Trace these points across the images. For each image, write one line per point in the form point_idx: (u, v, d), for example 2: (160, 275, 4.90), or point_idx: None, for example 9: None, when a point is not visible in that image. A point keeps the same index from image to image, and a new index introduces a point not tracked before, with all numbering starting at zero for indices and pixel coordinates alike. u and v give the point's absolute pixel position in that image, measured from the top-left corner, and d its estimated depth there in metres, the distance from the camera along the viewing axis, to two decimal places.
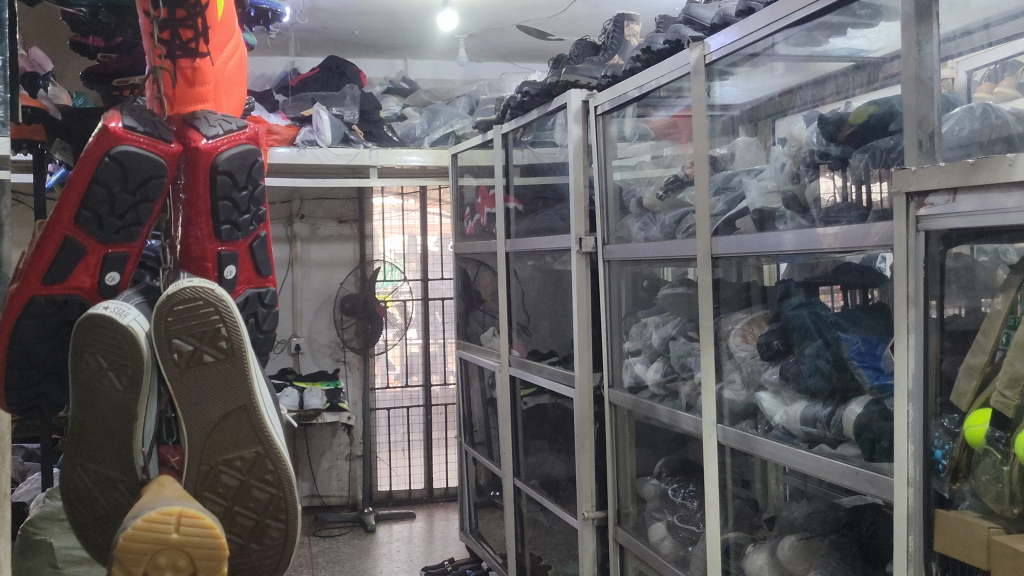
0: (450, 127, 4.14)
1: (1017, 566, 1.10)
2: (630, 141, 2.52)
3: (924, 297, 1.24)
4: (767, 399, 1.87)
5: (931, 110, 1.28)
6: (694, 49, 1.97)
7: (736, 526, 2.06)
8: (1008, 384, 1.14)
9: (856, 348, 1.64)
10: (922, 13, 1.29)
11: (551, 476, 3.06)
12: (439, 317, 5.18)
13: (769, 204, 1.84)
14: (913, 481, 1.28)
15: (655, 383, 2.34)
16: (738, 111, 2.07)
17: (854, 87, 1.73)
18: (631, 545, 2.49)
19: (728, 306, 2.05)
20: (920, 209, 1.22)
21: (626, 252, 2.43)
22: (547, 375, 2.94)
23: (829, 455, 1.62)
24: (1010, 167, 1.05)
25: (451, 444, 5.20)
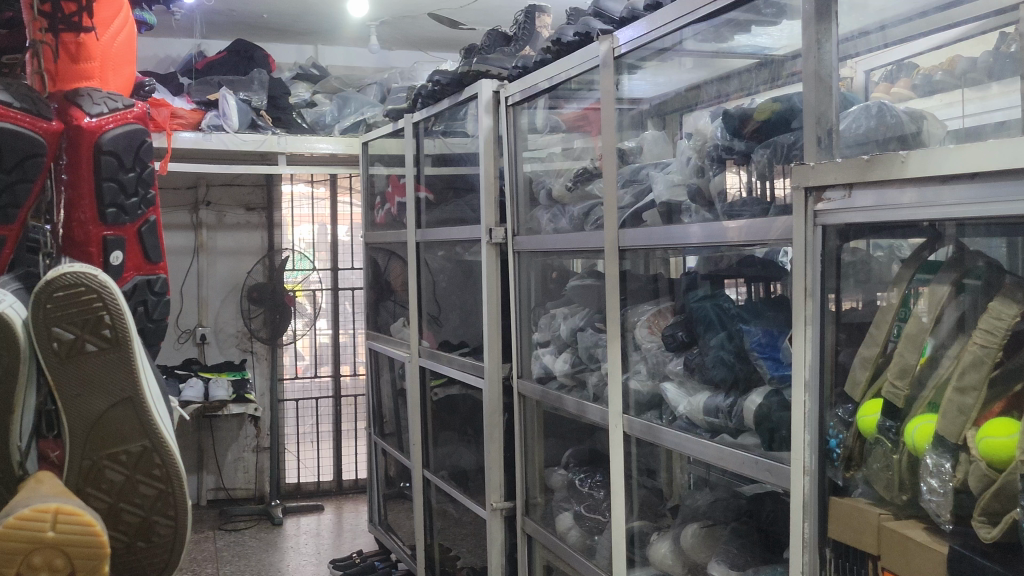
0: (360, 115, 4.09)
1: (904, 550, 1.14)
2: (540, 132, 2.51)
3: (821, 290, 1.27)
4: (671, 390, 1.90)
5: (830, 107, 1.31)
6: (603, 42, 2.00)
7: (641, 515, 2.09)
8: (899, 375, 1.17)
9: (757, 340, 1.67)
10: (822, 13, 1.32)
11: (460, 467, 3.06)
12: (349, 307, 5.13)
13: (675, 197, 1.87)
14: (809, 470, 1.31)
15: (563, 373, 2.36)
16: (648, 105, 2.09)
17: (757, 84, 1.76)
18: (539, 535, 2.51)
19: (635, 297, 2.07)
20: (818, 204, 1.25)
21: (536, 243, 2.44)
22: (457, 366, 2.94)
23: (730, 445, 1.65)
24: (903, 164, 1.08)
25: (360, 435, 5.15)
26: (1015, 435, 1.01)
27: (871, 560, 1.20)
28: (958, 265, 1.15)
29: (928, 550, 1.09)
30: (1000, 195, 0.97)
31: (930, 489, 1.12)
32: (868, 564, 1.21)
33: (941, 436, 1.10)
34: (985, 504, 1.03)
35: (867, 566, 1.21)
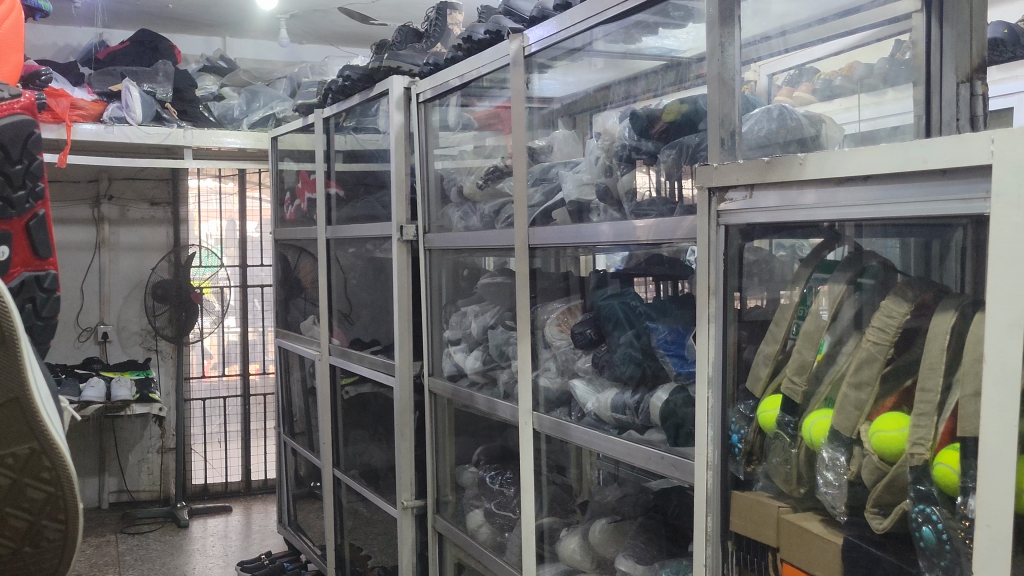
0: (270, 110, 4.04)
1: (801, 541, 1.17)
2: (453, 130, 2.50)
3: (723, 288, 1.30)
4: (580, 387, 1.92)
5: (733, 110, 1.34)
6: (514, 41, 2.01)
7: (551, 512, 2.10)
8: (797, 371, 1.20)
9: (663, 337, 1.70)
10: (724, 16, 1.34)
11: (371, 466, 3.04)
12: (258, 305, 5.04)
13: (584, 196, 1.89)
14: (712, 464, 1.34)
15: (474, 371, 2.36)
16: (559, 104, 2.10)
17: (663, 86, 1.79)
18: (449, 533, 2.51)
19: (544, 295, 2.08)
20: (721, 204, 1.28)
21: (447, 241, 2.44)
22: (368, 364, 2.91)
23: (637, 440, 1.68)
24: (801, 166, 1.11)
25: (270, 435, 5.07)
26: (904, 430, 1.05)
27: (770, 552, 1.24)
28: (854, 265, 1.19)
29: (824, 541, 1.13)
30: (890, 196, 1.01)
31: (826, 482, 1.15)
32: (767, 555, 1.24)
33: (836, 430, 1.13)
34: (877, 496, 1.07)
35: (766, 557, 1.24)
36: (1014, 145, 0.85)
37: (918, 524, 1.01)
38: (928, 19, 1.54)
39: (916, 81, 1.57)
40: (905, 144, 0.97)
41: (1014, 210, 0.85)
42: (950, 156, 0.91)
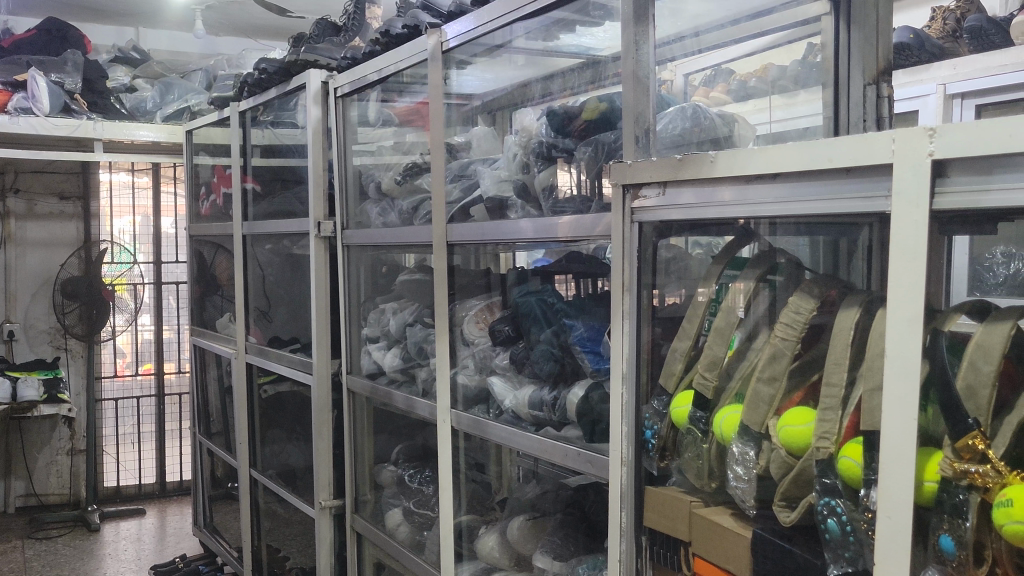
0: (184, 103, 3.95)
1: (712, 535, 1.18)
2: (373, 125, 2.47)
3: (638, 284, 1.31)
4: (497, 383, 1.92)
5: (647, 107, 1.34)
6: (431, 36, 2.00)
7: (469, 510, 2.09)
8: (708, 367, 1.21)
9: (580, 335, 1.71)
10: (639, 15, 1.34)
11: (288, 466, 2.99)
12: (172, 302, 4.92)
13: (501, 193, 1.89)
14: (626, 460, 1.35)
15: (393, 368, 2.34)
16: (479, 101, 2.10)
17: (582, 85, 1.79)
18: (368, 533, 2.48)
19: (463, 292, 2.07)
20: (635, 201, 1.29)
21: (365, 238, 2.41)
22: (286, 363, 2.87)
23: (554, 437, 1.68)
24: (711, 164, 1.12)
25: (185, 435, 4.96)
26: (811, 424, 1.06)
27: (682, 547, 1.25)
28: (763, 262, 1.21)
29: (734, 535, 1.14)
30: (796, 195, 1.02)
31: (735, 476, 1.16)
32: (679, 550, 1.25)
33: (745, 424, 1.15)
34: (785, 489, 1.08)
35: (678, 551, 1.25)
36: (913, 145, 0.87)
37: (823, 516, 1.03)
38: (836, 22, 1.59)
39: (824, 83, 1.62)
40: (811, 142, 0.98)
41: (913, 208, 0.87)
42: (853, 154, 0.93)
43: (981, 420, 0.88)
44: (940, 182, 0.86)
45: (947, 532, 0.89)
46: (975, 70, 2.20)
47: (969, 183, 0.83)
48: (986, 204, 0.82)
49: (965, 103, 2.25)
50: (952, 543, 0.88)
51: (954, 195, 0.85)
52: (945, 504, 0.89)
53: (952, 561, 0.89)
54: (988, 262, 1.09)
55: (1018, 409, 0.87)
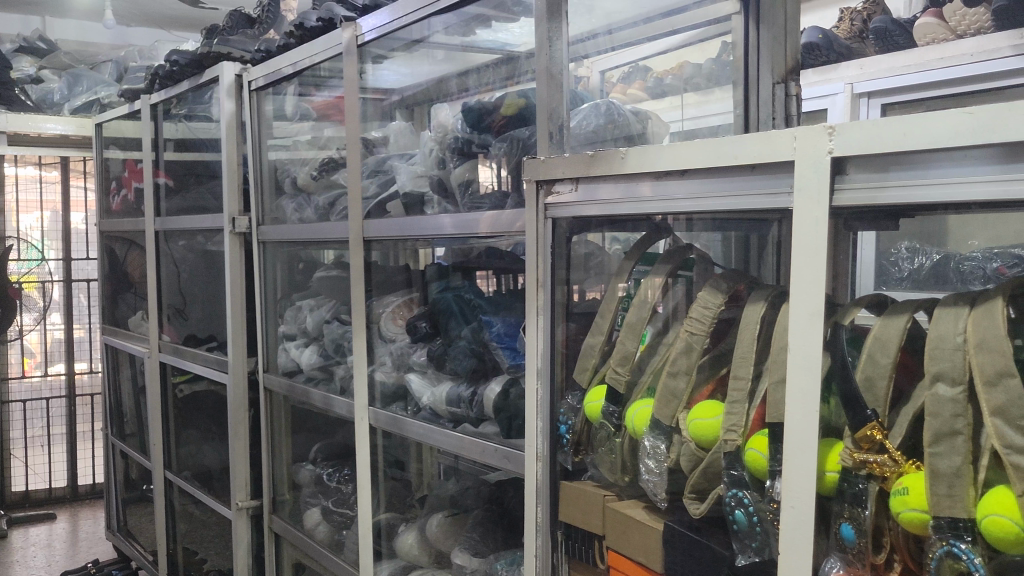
0: (94, 94, 3.84)
1: (625, 528, 1.19)
2: (291, 120, 2.42)
3: (552, 280, 1.31)
4: (415, 380, 1.91)
5: (561, 103, 1.35)
6: (346, 29, 1.97)
7: (388, 508, 2.07)
8: (620, 362, 1.23)
9: (497, 331, 1.72)
10: (553, 10, 1.35)
11: (204, 467, 2.93)
12: (83, 300, 4.77)
13: (417, 188, 1.89)
14: (541, 456, 1.34)
15: (311, 366, 2.31)
16: (397, 96, 2.09)
17: (497, 81, 1.77)
18: (287, 534, 2.45)
19: (381, 288, 2.05)
20: (548, 197, 1.30)
21: (280, 233, 2.37)
22: (201, 361, 2.81)
23: (472, 433, 1.68)
24: (622, 160, 1.14)
25: (98, 437, 4.83)
26: (719, 417, 1.08)
27: (597, 541, 1.25)
28: (675, 257, 1.21)
29: (646, 527, 1.15)
30: (704, 192, 1.04)
31: (647, 469, 1.17)
32: (593, 544, 1.26)
33: (655, 418, 1.16)
34: (694, 482, 1.10)
35: (593, 546, 1.26)
36: (813, 143, 0.89)
37: (731, 508, 1.04)
38: (746, 22, 1.64)
39: (736, 81, 1.68)
40: (716, 140, 1.00)
41: (813, 204, 0.89)
42: (757, 152, 0.95)
43: (879, 411, 0.90)
44: (839, 179, 0.88)
45: (848, 521, 0.90)
46: (881, 70, 2.26)
47: (866, 180, 0.86)
48: (883, 200, 0.84)
49: (871, 103, 2.30)
50: (852, 531, 0.90)
51: (853, 192, 0.87)
52: (846, 494, 0.91)
53: (851, 549, 0.90)
54: (892, 255, 1.01)
55: (914, 400, 0.89)
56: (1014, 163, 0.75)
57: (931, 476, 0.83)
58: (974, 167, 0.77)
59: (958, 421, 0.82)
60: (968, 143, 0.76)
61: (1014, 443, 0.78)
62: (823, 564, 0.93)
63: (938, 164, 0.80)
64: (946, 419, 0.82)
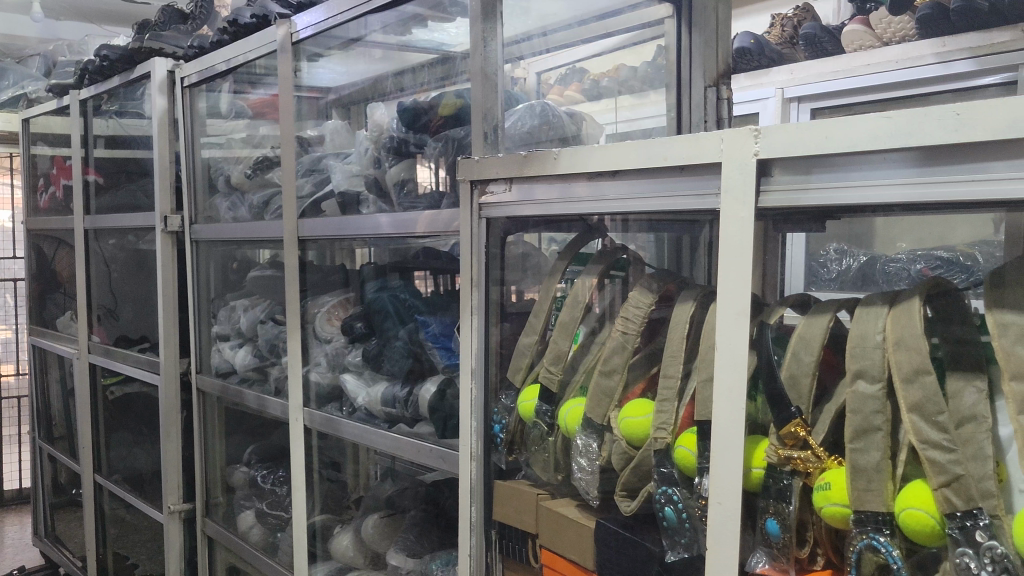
0: (21, 88, 3.74)
1: (558, 526, 1.20)
2: (226, 118, 2.39)
3: (486, 280, 1.31)
4: (350, 381, 1.90)
5: (495, 104, 1.35)
6: (280, 27, 1.94)
7: (323, 509, 2.06)
8: (553, 361, 1.24)
9: (432, 331, 1.72)
10: (488, 11, 1.34)
11: (136, 470, 2.88)
12: (10, 300, 4.65)
13: (352, 188, 1.88)
14: (475, 455, 1.34)
15: (244, 367, 2.29)
16: (333, 95, 2.08)
17: (431, 81, 1.78)
18: (220, 537, 2.42)
19: (316, 288, 2.04)
20: (482, 197, 1.30)
21: (213, 232, 2.34)
22: (132, 363, 2.76)
23: (407, 433, 1.67)
24: (554, 161, 1.15)
25: (25, 441, 4.71)
26: (650, 415, 1.10)
27: (530, 539, 1.26)
28: (606, 258, 1.23)
29: (578, 525, 1.16)
30: (634, 193, 1.05)
31: (580, 468, 1.18)
32: (527, 543, 1.27)
33: (587, 417, 1.17)
34: (625, 480, 1.11)
35: (527, 545, 1.27)
36: (739, 146, 0.91)
37: (661, 505, 1.05)
38: (679, 25, 1.66)
39: (668, 84, 1.69)
40: (647, 141, 1.01)
41: (740, 206, 0.91)
42: (686, 153, 0.97)
43: (802, 409, 0.92)
44: (765, 181, 0.90)
45: (773, 516, 0.92)
46: (809, 75, 2.32)
47: (789, 182, 0.88)
48: (806, 203, 0.86)
49: (801, 107, 2.37)
50: (776, 526, 0.92)
51: (777, 194, 0.89)
52: (771, 489, 0.93)
53: (776, 543, 0.92)
54: (822, 255, 0.97)
55: (836, 397, 0.92)
56: (929, 167, 0.77)
57: (851, 471, 0.85)
58: (892, 171, 0.80)
59: (876, 417, 0.84)
60: (887, 146, 0.78)
61: (931, 438, 0.81)
62: (749, 559, 0.94)
63: (859, 167, 0.82)
64: (866, 415, 0.85)
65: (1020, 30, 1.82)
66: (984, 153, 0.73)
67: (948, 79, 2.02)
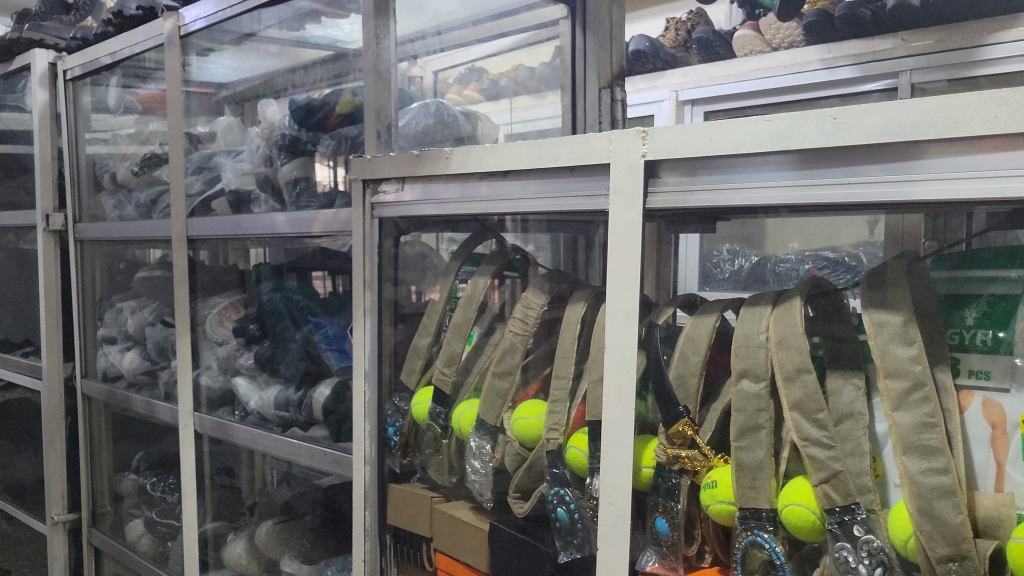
0: None
1: (453, 530, 1.19)
2: (114, 113, 2.31)
3: (379, 280, 1.29)
4: (242, 384, 1.85)
5: (389, 102, 1.33)
6: (167, 20, 1.87)
7: (215, 517, 2.00)
8: (447, 363, 1.22)
9: (325, 333, 1.69)
10: (380, 8, 1.31)
11: (17, 480, 2.76)
12: None
13: (244, 186, 1.83)
14: (369, 459, 1.32)
15: (132, 371, 2.21)
16: (228, 92, 2.04)
17: (321, 78, 1.77)
18: (107, 547, 2.33)
19: (207, 290, 1.98)
20: (375, 196, 1.28)
21: (98, 232, 2.26)
22: (13, 368, 2.62)
23: (301, 437, 1.64)
24: (447, 160, 1.14)
25: None
26: (542, 416, 1.09)
27: (425, 543, 1.25)
28: (499, 259, 1.23)
29: (472, 528, 1.15)
30: (525, 192, 1.05)
31: (474, 469, 1.17)
32: (422, 546, 1.25)
33: (481, 418, 1.16)
34: (519, 481, 1.11)
35: (421, 549, 1.25)
36: (628, 147, 0.91)
37: (553, 506, 1.05)
38: (573, 27, 1.66)
39: (564, 85, 1.69)
40: (537, 141, 1.01)
41: (628, 207, 0.91)
42: (576, 153, 0.97)
43: (691, 408, 0.93)
44: (652, 183, 0.91)
45: (662, 515, 0.93)
46: (703, 78, 2.36)
47: (676, 183, 0.88)
48: (691, 204, 0.88)
49: (694, 110, 2.41)
50: (666, 525, 0.92)
51: (664, 196, 0.90)
52: (660, 488, 0.93)
53: (665, 541, 0.93)
54: (714, 255, 1.00)
55: (722, 397, 0.93)
56: (809, 170, 0.79)
57: (736, 469, 0.86)
58: (773, 173, 0.81)
59: (761, 416, 0.85)
60: (768, 149, 0.80)
61: (811, 435, 0.82)
62: (639, 558, 0.95)
63: (742, 169, 0.83)
64: (750, 414, 0.86)
65: (900, 38, 1.89)
66: (864, 156, 0.75)
67: (836, 84, 2.09)
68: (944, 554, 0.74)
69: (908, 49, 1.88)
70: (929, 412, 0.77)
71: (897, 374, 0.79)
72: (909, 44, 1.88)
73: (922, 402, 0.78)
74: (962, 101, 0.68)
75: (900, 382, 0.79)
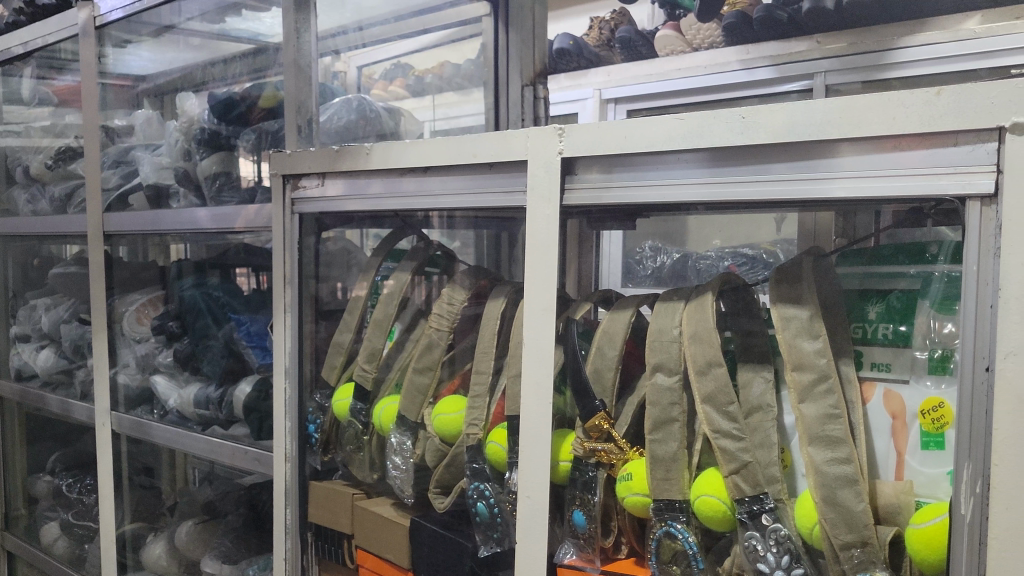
0: None
1: (373, 526, 1.19)
2: (29, 106, 2.24)
3: (300, 276, 1.28)
4: (161, 382, 1.82)
5: (309, 96, 1.31)
6: (83, 10, 1.84)
7: (134, 518, 1.96)
8: (368, 359, 1.22)
9: (246, 330, 1.68)
10: (300, 2, 1.30)
11: None
12: None
13: (163, 181, 1.79)
14: (290, 457, 1.30)
15: (45, 369, 2.15)
16: (148, 85, 1.98)
17: (237, 73, 1.73)
18: (21, 551, 2.27)
19: (125, 286, 1.93)
20: (295, 191, 1.27)
21: (10, 227, 2.21)
22: None
23: (222, 435, 1.62)
24: (367, 156, 1.13)
25: None
26: (462, 411, 1.10)
27: (346, 540, 1.24)
28: (419, 254, 1.23)
29: (393, 524, 1.15)
30: (444, 187, 1.05)
31: (394, 465, 1.17)
32: (343, 543, 1.25)
33: (402, 414, 1.16)
34: (439, 477, 1.11)
35: (343, 546, 1.25)
36: (545, 144, 0.92)
37: (473, 500, 1.06)
38: (496, 24, 1.63)
39: (487, 82, 1.67)
40: (457, 136, 1.01)
41: (545, 203, 0.92)
42: (495, 150, 0.97)
43: (606, 402, 0.94)
44: (569, 179, 0.91)
45: (579, 508, 0.94)
46: (627, 77, 2.39)
47: (593, 180, 0.90)
48: (608, 200, 0.89)
49: (618, 108, 2.44)
50: (582, 517, 0.93)
51: (580, 192, 0.91)
52: (577, 481, 0.94)
53: (582, 534, 0.94)
54: (638, 253, 1.04)
55: (637, 390, 0.96)
56: (721, 167, 0.80)
57: (650, 460, 0.88)
58: (685, 171, 0.83)
59: (674, 409, 0.87)
60: (680, 147, 0.81)
61: (722, 427, 0.84)
62: (558, 550, 0.96)
63: (656, 167, 0.85)
64: (664, 407, 0.88)
65: (816, 40, 1.96)
66: (773, 154, 0.77)
67: (756, 85, 2.13)
68: (847, 540, 0.76)
69: (823, 50, 1.94)
70: (834, 403, 0.80)
71: (803, 367, 0.81)
72: (824, 46, 1.94)
73: (827, 394, 0.80)
74: (863, 102, 0.70)
75: (806, 374, 0.81)
